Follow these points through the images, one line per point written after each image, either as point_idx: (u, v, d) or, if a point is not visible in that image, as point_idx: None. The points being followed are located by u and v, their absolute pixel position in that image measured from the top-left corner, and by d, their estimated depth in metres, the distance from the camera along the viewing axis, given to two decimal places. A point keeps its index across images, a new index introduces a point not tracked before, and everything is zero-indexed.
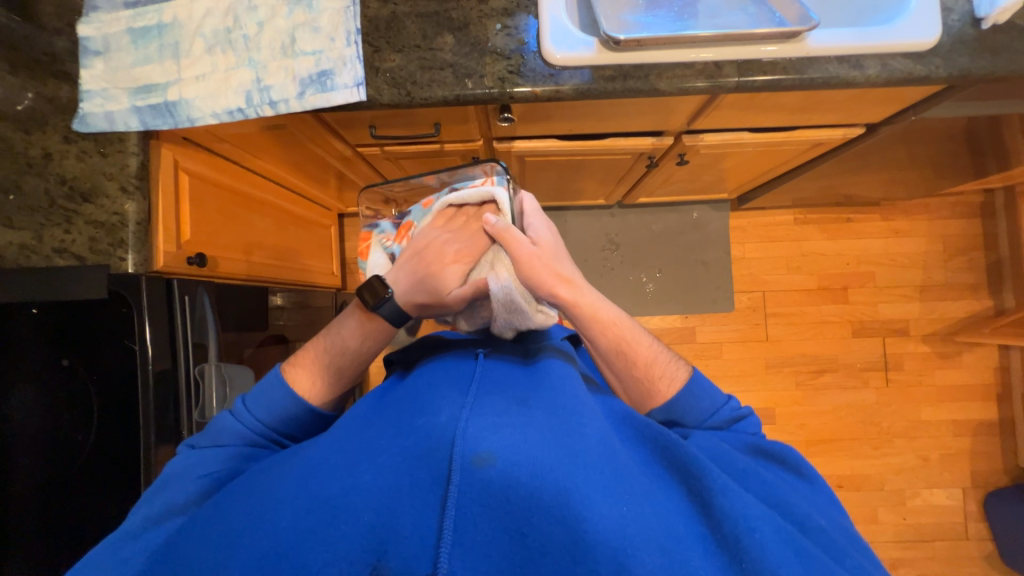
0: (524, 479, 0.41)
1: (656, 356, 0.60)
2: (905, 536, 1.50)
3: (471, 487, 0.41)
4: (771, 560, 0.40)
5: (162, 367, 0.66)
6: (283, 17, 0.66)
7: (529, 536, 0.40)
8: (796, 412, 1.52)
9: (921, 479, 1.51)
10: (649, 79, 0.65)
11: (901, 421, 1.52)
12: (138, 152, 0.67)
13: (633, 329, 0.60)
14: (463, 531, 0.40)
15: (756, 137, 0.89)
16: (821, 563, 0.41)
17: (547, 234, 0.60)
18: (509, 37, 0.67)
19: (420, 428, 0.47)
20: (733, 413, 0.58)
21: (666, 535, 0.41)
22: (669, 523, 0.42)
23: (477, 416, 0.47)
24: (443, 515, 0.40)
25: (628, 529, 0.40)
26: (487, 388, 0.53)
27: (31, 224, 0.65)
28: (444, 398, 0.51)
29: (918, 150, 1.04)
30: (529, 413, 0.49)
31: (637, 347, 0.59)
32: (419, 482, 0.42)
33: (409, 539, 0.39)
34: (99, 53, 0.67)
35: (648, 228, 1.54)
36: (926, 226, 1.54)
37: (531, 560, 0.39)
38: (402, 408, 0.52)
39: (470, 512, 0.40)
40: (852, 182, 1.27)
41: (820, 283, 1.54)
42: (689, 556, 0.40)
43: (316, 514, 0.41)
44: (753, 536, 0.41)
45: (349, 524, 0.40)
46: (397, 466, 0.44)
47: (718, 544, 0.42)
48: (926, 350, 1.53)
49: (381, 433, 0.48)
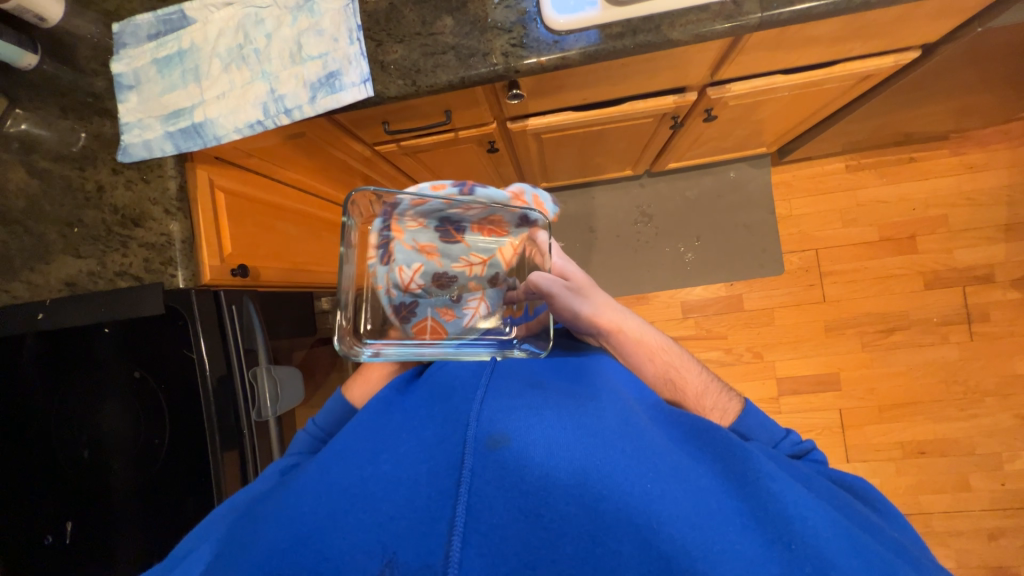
0: (540, 459, 0.40)
1: (706, 387, 0.59)
2: (1004, 503, 1.34)
3: (485, 469, 0.40)
4: (825, 551, 0.38)
5: (219, 373, 0.72)
6: (288, 26, 0.68)
7: (544, 516, 0.38)
8: (865, 376, 1.40)
9: (1021, 440, 1.35)
10: (660, 30, 0.61)
11: (991, 377, 1.37)
12: (177, 175, 0.72)
13: (681, 360, 0.62)
14: (477, 513, 0.38)
15: (791, 79, 0.81)
16: (884, 558, 0.39)
17: (579, 276, 0.65)
18: (508, 9, 0.64)
19: (436, 411, 0.47)
20: (796, 447, 0.55)
21: (697, 510, 0.39)
22: (702, 498, 0.40)
23: (492, 399, 0.46)
24: (457, 500, 0.38)
25: (653, 505, 0.38)
26: (500, 372, 0.52)
27: (94, 252, 0.72)
28: (458, 384, 0.51)
29: (992, 69, 0.92)
30: (544, 395, 0.48)
31: (688, 378, 0.60)
32: (437, 466, 0.41)
33: (425, 534, 0.37)
34: (132, 87, 0.71)
35: (682, 195, 1.47)
36: (1006, 156, 1.37)
37: (547, 541, 0.37)
38: (419, 396, 0.51)
39: (484, 495, 0.39)
40: (913, 117, 1.14)
41: (883, 234, 1.40)
42: (725, 532, 0.38)
43: (336, 501, 0.40)
44: (806, 524, 0.39)
45: (367, 512, 0.39)
46: (416, 450, 0.43)
47: (763, 524, 0.40)
48: (1018, 296, 1.36)
49: (399, 421, 0.48)
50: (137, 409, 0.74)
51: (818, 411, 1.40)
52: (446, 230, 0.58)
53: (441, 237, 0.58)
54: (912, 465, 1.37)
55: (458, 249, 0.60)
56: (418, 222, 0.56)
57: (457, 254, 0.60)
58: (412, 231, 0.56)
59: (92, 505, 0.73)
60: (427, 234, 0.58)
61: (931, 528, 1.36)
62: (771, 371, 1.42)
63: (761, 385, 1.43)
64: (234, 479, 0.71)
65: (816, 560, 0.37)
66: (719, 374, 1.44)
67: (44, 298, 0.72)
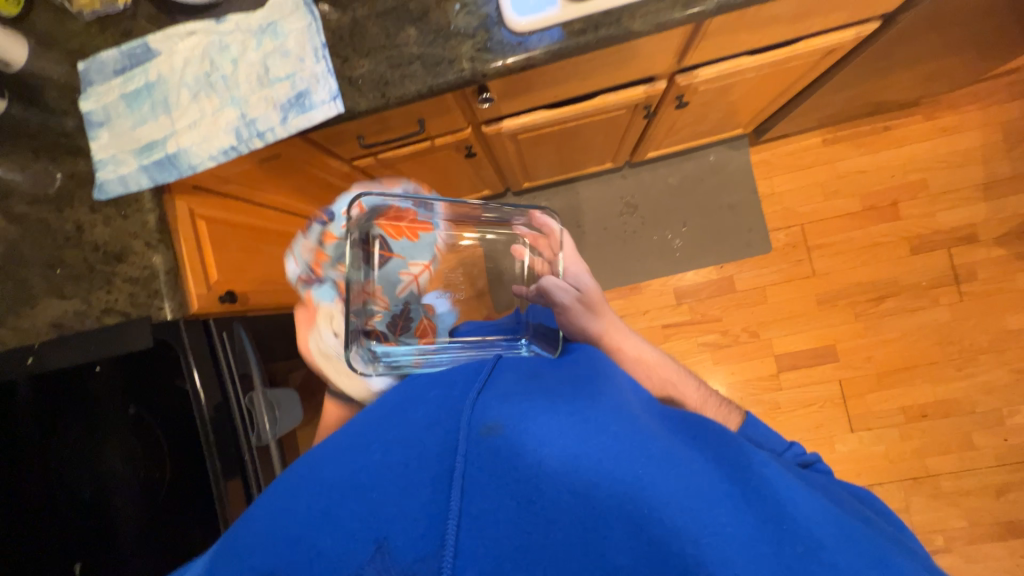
0: (531, 446, 0.40)
1: (706, 400, 0.63)
2: (1009, 458, 1.36)
3: (478, 455, 0.40)
4: (814, 532, 0.37)
5: (215, 401, 0.71)
6: (254, 49, 0.68)
7: (535, 501, 0.38)
8: (861, 345, 1.41)
9: (1019, 394, 1.36)
10: (621, 22, 0.62)
11: (984, 335, 1.38)
12: (154, 208, 0.71)
13: (679, 375, 0.65)
14: (470, 496, 0.38)
15: (756, 60, 0.82)
16: (876, 545, 0.38)
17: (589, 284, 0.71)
18: (470, 15, 0.65)
19: (431, 401, 0.47)
20: (799, 458, 0.54)
21: (691, 496, 0.37)
22: (696, 484, 0.38)
23: (489, 391, 0.47)
24: (450, 487, 0.39)
25: (645, 492, 0.37)
26: (500, 367, 0.52)
27: (79, 291, 0.72)
28: (455, 376, 0.51)
29: (953, 33, 0.93)
30: (541, 385, 0.48)
31: (686, 391, 0.63)
32: (431, 455, 0.41)
33: (417, 519, 0.37)
34: (102, 124, 0.71)
35: (664, 183, 1.48)
36: (978, 117, 1.39)
37: (538, 523, 0.37)
38: (415, 388, 0.51)
39: (477, 480, 0.39)
40: (883, 85, 1.15)
41: (865, 204, 1.42)
42: (719, 517, 0.36)
43: (330, 493, 0.40)
44: (791, 506, 0.39)
45: (360, 502, 0.39)
46: (410, 440, 0.43)
47: (758, 510, 0.38)
48: (1003, 253, 1.37)
49: (391, 415, 0.48)
50: (138, 444, 0.73)
51: (818, 384, 1.41)
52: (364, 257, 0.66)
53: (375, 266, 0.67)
54: (915, 429, 1.39)
55: (394, 269, 0.68)
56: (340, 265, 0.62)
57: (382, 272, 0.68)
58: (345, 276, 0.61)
59: (96, 547, 0.72)
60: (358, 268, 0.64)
61: (940, 489, 1.37)
62: (768, 349, 1.43)
63: (760, 364, 1.44)
64: (239, 508, 0.71)
65: (805, 540, 0.36)
66: (717, 357, 1.44)
67: (33, 343, 0.72)
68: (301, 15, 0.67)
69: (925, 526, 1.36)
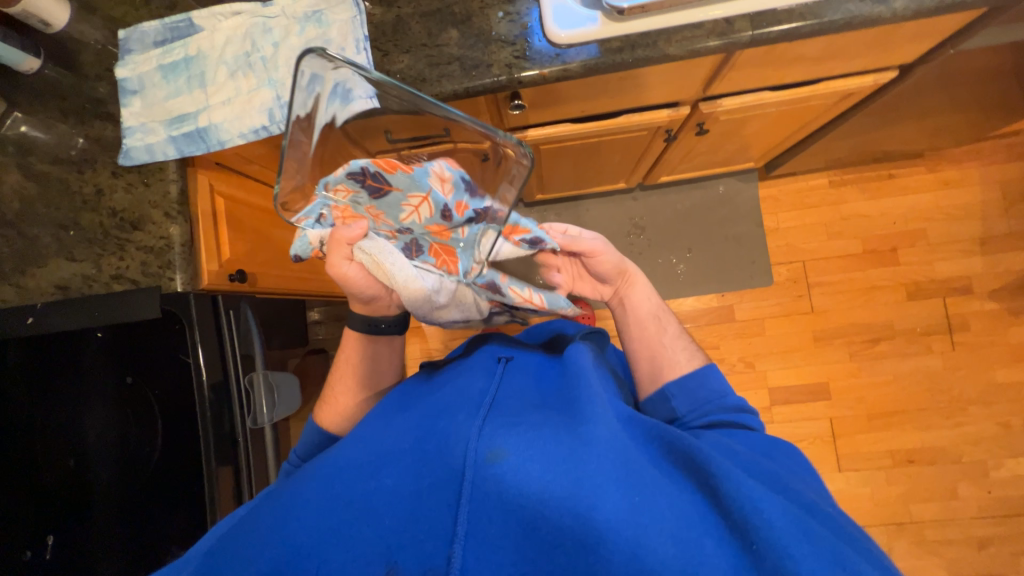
0: (538, 473, 0.43)
1: (676, 340, 0.71)
2: (992, 511, 1.37)
3: (484, 483, 0.43)
4: (781, 540, 0.40)
5: (215, 379, 0.70)
6: (296, 34, 0.69)
7: (541, 528, 0.41)
8: (854, 385, 1.43)
9: (1005, 448, 1.38)
10: (657, 45, 0.64)
11: (974, 386, 1.40)
12: (177, 179, 0.71)
13: (659, 317, 0.73)
14: (478, 520, 0.42)
15: (779, 96, 0.85)
16: (834, 546, 0.40)
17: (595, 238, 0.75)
18: (512, 23, 0.67)
19: (441, 427, 0.51)
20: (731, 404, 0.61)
21: (678, 521, 0.41)
22: (679, 509, 0.42)
23: (493, 419, 0.50)
24: (459, 508, 0.43)
25: (641, 518, 0.41)
26: (503, 394, 0.56)
27: (90, 255, 0.71)
28: (462, 403, 0.54)
29: (962, 92, 0.98)
30: (545, 413, 0.52)
31: (665, 330, 0.71)
32: (438, 480, 0.45)
33: (422, 538, 0.42)
34: (136, 92, 0.72)
35: (673, 208, 1.50)
36: (979, 174, 1.44)
37: (542, 553, 0.41)
38: (425, 409, 0.56)
39: (484, 506, 0.43)
40: (891, 135, 1.20)
41: (866, 247, 1.45)
42: (701, 545, 0.40)
43: (341, 515, 0.44)
44: (760, 516, 0.41)
45: (370, 526, 0.43)
46: (420, 467, 0.47)
47: (730, 533, 0.42)
48: (996, 307, 1.41)
49: (402, 434, 0.52)
50: (128, 415, 0.73)
51: (810, 420, 1.42)
52: (369, 185, 0.54)
53: (372, 195, 0.55)
54: (902, 474, 1.39)
55: (394, 200, 0.55)
56: (344, 189, 0.55)
57: (395, 203, 0.56)
58: (349, 198, 0.55)
59: (74, 519, 0.70)
60: (361, 196, 0.55)
61: (923, 537, 1.37)
62: (762, 381, 1.44)
63: (754, 395, 1.44)
64: (228, 493, 0.69)
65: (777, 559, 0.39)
66: None
67: (35, 302, 0.70)
68: (347, 7, 0.69)
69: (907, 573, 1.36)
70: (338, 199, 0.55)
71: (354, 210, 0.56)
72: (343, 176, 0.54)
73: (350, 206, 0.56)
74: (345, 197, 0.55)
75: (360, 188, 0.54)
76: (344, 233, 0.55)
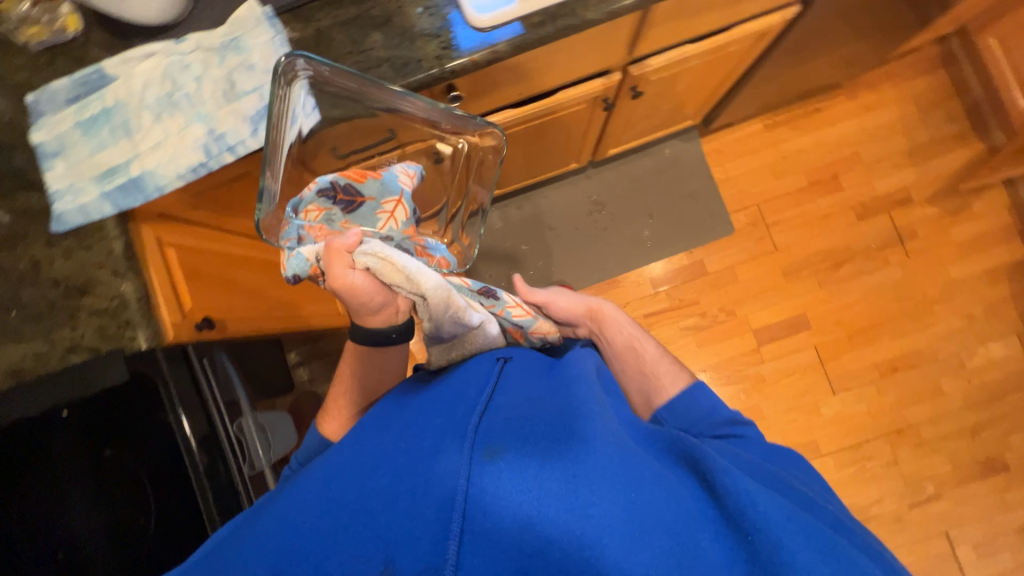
0: (533, 469, 0.43)
1: (659, 357, 0.74)
2: (975, 398, 1.45)
3: (480, 478, 0.43)
4: (782, 537, 0.40)
5: (201, 433, 0.71)
6: (216, 65, 0.68)
7: (538, 527, 0.40)
8: (829, 310, 1.50)
9: (974, 337, 1.47)
10: (576, 12, 0.66)
11: (934, 287, 1.49)
12: (120, 235, 0.68)
13: (640, 338, 0.77)
14: (473, 518, 0.41)
15: (700, 47, 0.89)
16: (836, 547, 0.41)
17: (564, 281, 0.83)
18: (432, 16, 0.68)
19: (437, 426, 0.52)
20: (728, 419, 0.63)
21: (675, 519, 0.42)
22: (678, 505, 0.43)
23: (490, 417, 0.50)
24: (454, 506, 0.42)
25: (635, 513, 0.41)
26: (501, 392, 0.56)
27: (38, 332, 0.66)
28: (457, 403, 0.55)
29: (861, 19, 1.05)
30: (542, 412, 0.51)
31: (645, 349, 0.75)
32: (434, 476, 0.45)
33: (418, 540, 0.42)
34: (57, 154, 0.68)
35: (627, 179, 1.54)
36: (893, 93, 1.55)
37: (539, 557, 0.39)
38: (420, 413, 0.56)
39: (478, 503, 0.42)
40: (809, 70, 1.27)
41: (811, 179, 1.53)
42: (699, 543, 0.41)
43: (336, 517, 0.45)
44: (758, 511, 0.41)
45: (365, 526, 0.44)
46: (418, 465, 0.47)
47: (730, 528, 0.42)
48: (936, 210, 1.51)
49: (401, 433, 0.53)
50: (111, 494, 0.67)
51: (797, 352, 1.48)
52: (343, 199, 0.56)
53: (348, 208, 0.56)
54: (890, 383, 1.46)
55: (368, 209, 0.57)
56: (317, 209, 0.55)
57: (370, 212, 0.57)
58: (324, 216, 0.55)
59: None
60: (336, 212, 0.55)
61: (922, 437, 1.44)
62: (746, 325, 1.49)
63: (741, 340, 1.49)
64: None
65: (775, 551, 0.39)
66: (700, 339, 1.49)
67: None
68: (263, 29, 0.68)
69: (916, 475, 1.42)
70: (315, 221, 0.54)
71: (329, 226, 0.54)
72: (315, 197, 0.55)
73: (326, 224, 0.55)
74: (320, 217, 0.55)
75: (336, 204, 0.56)
76: (342, 245, 0.49)
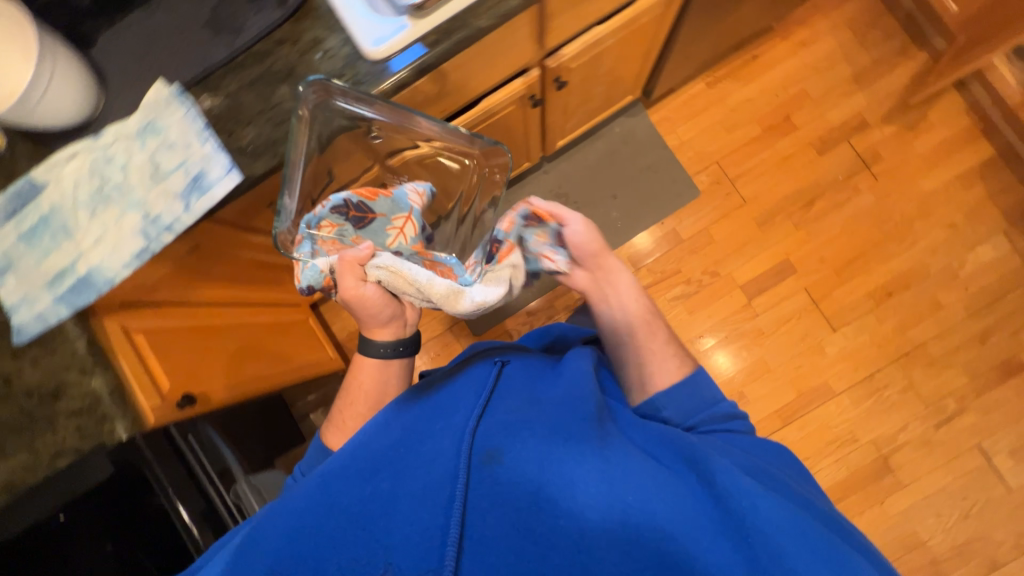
0: (531, 474, 0.49)
1: (667, 342, 0.74)
2: (976, 305, 1.43)
3: (480, 483, 0.50)
4: (774, 540, 0.45)
5: (199, 506, 0.77)
6: (138, 151, 0.69)
7: (535, 530, 0.47)
8: (811, 250, 1.49)
9: (960, 245, 1.46)
10: (469, 23, 0.67)
11: (909, 204, 1.48)
12: (81, 332, 0.69)
13: (651, 319, 0.76)
14: (474, 513, 0.48)
15: (609, 26, 0.90)
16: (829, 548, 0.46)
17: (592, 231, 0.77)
18: (333, 58, 0.69)
19: (436, 431, 0.57)
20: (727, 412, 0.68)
21: (670, 519, 0.47)
22: (674, 504, 0.48)
23: (488, 420, 0.56)
24: (455, 508, 0.48)
25: (623, 504, 0.47)
26: (498, 392, 0.60)
27: (19, 445, 0.66)
28: (455, 406, 0.60)
29: None
30: (543, 414, 0.56)
31: (656, 332, 0.75)
32: (436, 479, 0.51)
33: (422, 539, 0.47)
34: (6, 269, 0.70)
35: (584, 165, 1.55)
36: (825, 24, 1.54)
37: (539, 552, 0.46)
38: (416, 415, 0.61)
39: (478, 505, 0.49)
40: (732, 23, 1.27)
41: (764, 126, 1.53)
42: (694, 539, 0.46)
43: (342, 523, 0.50)
44: (751, 515, 0.47)
45: (369, 529, 0.49)
46: (420, 470, 0.52)
47: (727, 528, 0.47)
48: (893, 129, 1.50)
49: (401, 440, 0.57)
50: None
51: (788, 298, 1.47)
52: (355, 215, 0.64)
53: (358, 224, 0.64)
54: (888, 308, 1.45)
55: (379, 224, 0.66)
56: (330, 226, 0.63)
57: (379, 227, 0.66)
58: (336, 232, 0.63)
59: None
60: (348, 227, 0.64)
61: (932, 356, 1.42)
62: (732, 282, 1.49)
63: (730, 299, 1.48)
64: None
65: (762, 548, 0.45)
66: (690, 306, 1.48)
67: None
68: (175, 106, 0.69)
69: (935, 394, 1.40)
70: (329, 237, 0.63)
71: (341, 241, 0.64)
72: (326, 215, 0.62)
73: (339, 241, 0.64)
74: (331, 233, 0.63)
75: (347, 220, 0.64)
76: (357, 258, 0.62)
